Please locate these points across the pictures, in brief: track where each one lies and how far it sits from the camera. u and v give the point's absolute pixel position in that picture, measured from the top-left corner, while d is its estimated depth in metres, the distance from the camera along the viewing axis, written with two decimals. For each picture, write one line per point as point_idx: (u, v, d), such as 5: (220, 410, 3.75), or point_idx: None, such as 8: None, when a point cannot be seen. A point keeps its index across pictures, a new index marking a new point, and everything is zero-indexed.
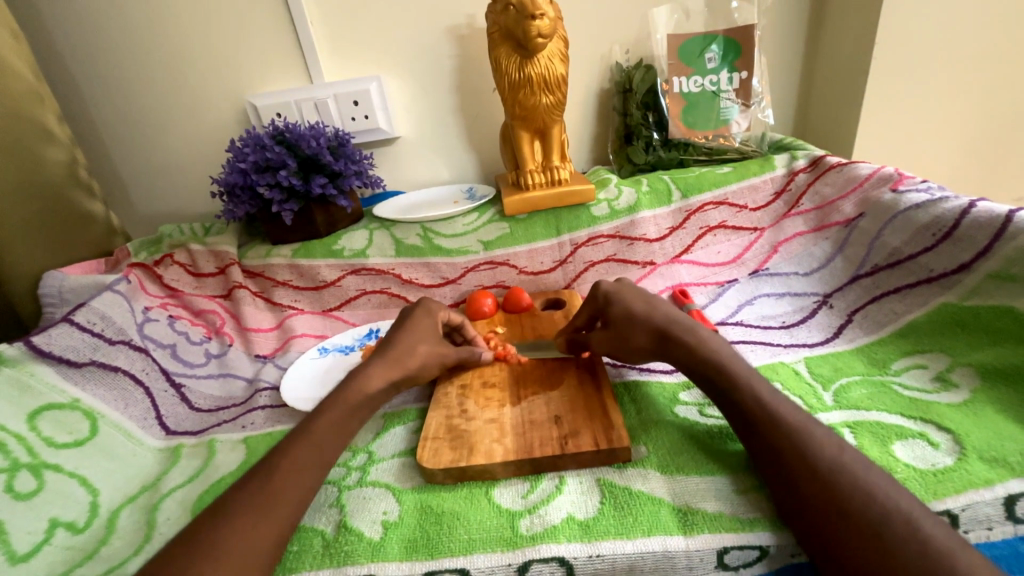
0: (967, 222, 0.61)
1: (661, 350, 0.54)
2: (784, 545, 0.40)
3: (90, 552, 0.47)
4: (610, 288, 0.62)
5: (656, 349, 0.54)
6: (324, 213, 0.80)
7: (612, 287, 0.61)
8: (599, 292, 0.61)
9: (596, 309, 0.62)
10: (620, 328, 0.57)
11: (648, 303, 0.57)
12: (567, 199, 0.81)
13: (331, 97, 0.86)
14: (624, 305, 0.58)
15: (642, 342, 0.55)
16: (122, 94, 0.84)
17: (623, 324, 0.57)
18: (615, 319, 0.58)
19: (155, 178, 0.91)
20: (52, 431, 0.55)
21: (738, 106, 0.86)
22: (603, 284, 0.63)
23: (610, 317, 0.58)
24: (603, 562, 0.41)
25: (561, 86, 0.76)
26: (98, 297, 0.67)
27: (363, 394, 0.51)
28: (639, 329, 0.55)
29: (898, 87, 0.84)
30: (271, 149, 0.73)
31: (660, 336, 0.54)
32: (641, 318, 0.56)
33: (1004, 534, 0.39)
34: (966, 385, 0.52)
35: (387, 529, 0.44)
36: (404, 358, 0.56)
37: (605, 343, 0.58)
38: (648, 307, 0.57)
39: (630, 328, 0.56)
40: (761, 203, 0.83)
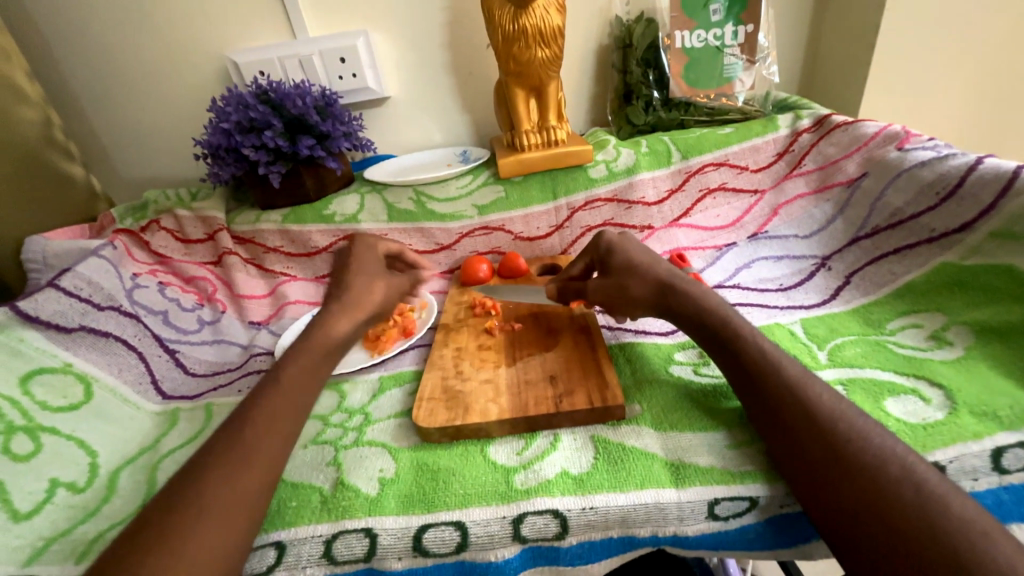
0: (972, 179, 0.60)
1: (661, 301, 0.53)
2: (774, 496, 0.41)
3: (92, 510, 0.48)
4: (614, 238, 0.60)
5: (655, 300, 0.53)
6: (313, 176, 0.78)
7: (615, 238, 0.60)
8: (602, 242, 0.60)
9: (595, 260, 0.61)
10: (620, 277, 0.56)
11: (647, 262, 0.56)
12: (564, 160, 0.78)
13: (316, 53, 0.81)
14: (626, 255, 0.57)
15: (641, 292, 0.54)
16: (95, 51, 0.80)
17: (623, 271, 0.56)
18: (615, 268, 0.57)
19: (136, 142, 0.87)
20: (45, 395, 0.55)
21: (743, 62, 0.83)
22: (606, 234, 0.61)
23: (611, 266, 0.58)
24: (596, 514, 0.41)
25: (557, 39, 0.72)
26: (84, 262, 0.65)
27: None
28: (640, 279, 0.54)
29: (910, 40, 0.81)
30: (255, 108, 0.70)
31: (662, 288, 0.53)
32: (642, 269, 0.55)
33: (989, 484, 0.40)
34: (960, 342, 0.52)
35: (383, 485, 0.45)
36: None
37: (602, 291, 0.56)
38: (651, 261, 0.56)
39: (630, 278, 0.55)
40: (762, 163, 0.81)
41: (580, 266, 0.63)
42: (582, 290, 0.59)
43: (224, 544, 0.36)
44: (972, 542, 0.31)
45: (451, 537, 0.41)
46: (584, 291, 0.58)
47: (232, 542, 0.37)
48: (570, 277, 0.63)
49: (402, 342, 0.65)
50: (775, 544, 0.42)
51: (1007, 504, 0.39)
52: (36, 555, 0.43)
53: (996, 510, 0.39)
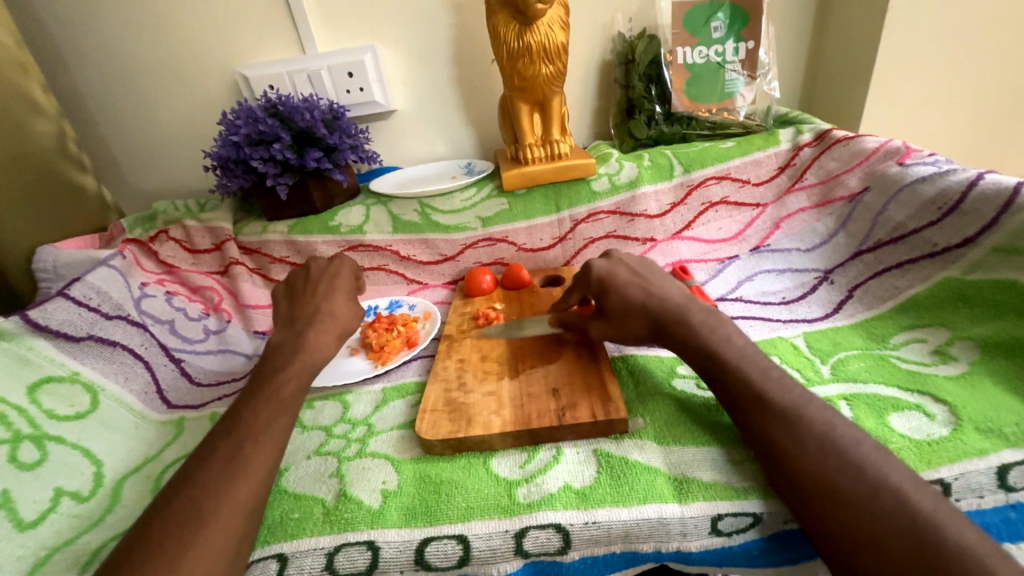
0: (973, 195, 0.60)
1: (657, 337, 0.53)
2: (777, 512, 0.41)
3: (96, 519, 0.48)
4: (603, 272, 0.59)
5: (653, 337, 0.53)
6: (319, 188, 0.79)
7: (605, 270, 0.59)
8: (593, 277, 0.58)
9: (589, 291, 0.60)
10: (617, 318, 0.55)
11: (642, 296, 0.55)
12: (566, 173, 0.79)
13: (324, 68, 0.83)
14: (620, 294, 0.56)
15: (640, 332, 0.54)
16: (110, 65, 0.82)
17: (621, 311, 0.55)
18: (613, 310, 0.56)
19: (147, 153, 0.89)
20: (53, 404, 0.55)
21: (744, 78, 0.84)
22: (597, 267, 0.59)
23: (609, 307, 0.56)
24: (599, 529, 0.41)
25: (561, 55, 0.74)
26: (93, 272, 0.66)
27: None
28: (637, 319, 0.54)
29: (909, 57, 0.82)
30: (264, 121, 0.71)
31: (655, 325, 0.53)
32: (638, 309, 0.54)
33: (995, 502, 0.40)
34: (964, 358, 0.52)
35: (386, 497, 0.45)
36: None
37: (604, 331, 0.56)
38: (647, 296, 0.55)
39: (628, 318, 0.54)
40: (764, 177, 0.81)
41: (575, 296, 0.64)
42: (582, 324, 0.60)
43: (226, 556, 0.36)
44: (975, 561, 0.31)
45: (453, 550, 0.41)
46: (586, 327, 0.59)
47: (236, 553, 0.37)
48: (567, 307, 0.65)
49: (407, 353, 0.65)
50: (779, 561, 0.42)
51: (1015, 523, 0.39)
52: (39, 565, 0.43)
53: (1004, 529, 0.39)
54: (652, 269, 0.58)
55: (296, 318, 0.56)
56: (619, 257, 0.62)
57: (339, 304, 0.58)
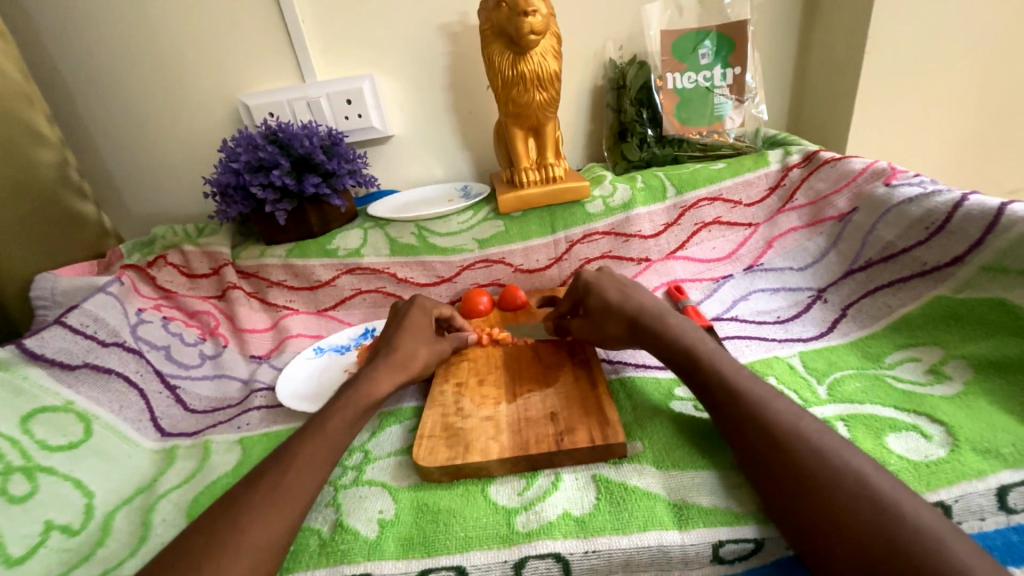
0: (959, 215, 0.62)
1: (633, 336, 0.56)
2: (779, 538, 0.40)
3: (86, 554, 0.47)
4: (590, 277, 0.64)
5: (628, 335, 0.57)
6: (317, 212, 0.80)
7: (591, 277, 0.64)
8: (579, 281, 0.64)
9: (577, 299, 0.65)
10: (597, 317, 0.60)
11: (618, 297, 0.60)
12: (562, 196, 0.81)
13: (324, 96, 0.85)
14: (599, 295, 0.61)
15: (616, 330, 0.58)
16: (113, 95, 0.84)
17: (601, 310, 0.60)
18: (593, 309, 0.61)
19: (147, 180, 0.90)
20: (45, 434, 0.54)
21: (732, 102, 0.86)
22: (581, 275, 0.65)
23: (589, 307, 0.62)
24: (599, 558, 0.41)
25: (554, 82, 0.76)
26: (90, 298, 0.66)
27: (370, 397, 0.51)
28: (614, 317, 0.58)
29: (890, 82, 0.85)
30: (264, 149, 0.72)
31: (632, 324, 0.56)
32: (614, 309, 0.59)
33: (997, 524, 0.39)
34: (959, 376, 0.52)
35: (382, 527, 0.44)
36: (408, 361, 0.57)
37: (585, 330, 0.61)
38: (623, 297, 0.59)
39: (606, 317, 0.59)
40: (755, 198, 0.83)
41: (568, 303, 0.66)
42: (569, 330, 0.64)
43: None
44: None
45: None
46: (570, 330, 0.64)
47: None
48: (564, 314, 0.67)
49: None
50: None
51: (1016, 545, 0.38)
52: None
53: (1003, 552, 0.38)
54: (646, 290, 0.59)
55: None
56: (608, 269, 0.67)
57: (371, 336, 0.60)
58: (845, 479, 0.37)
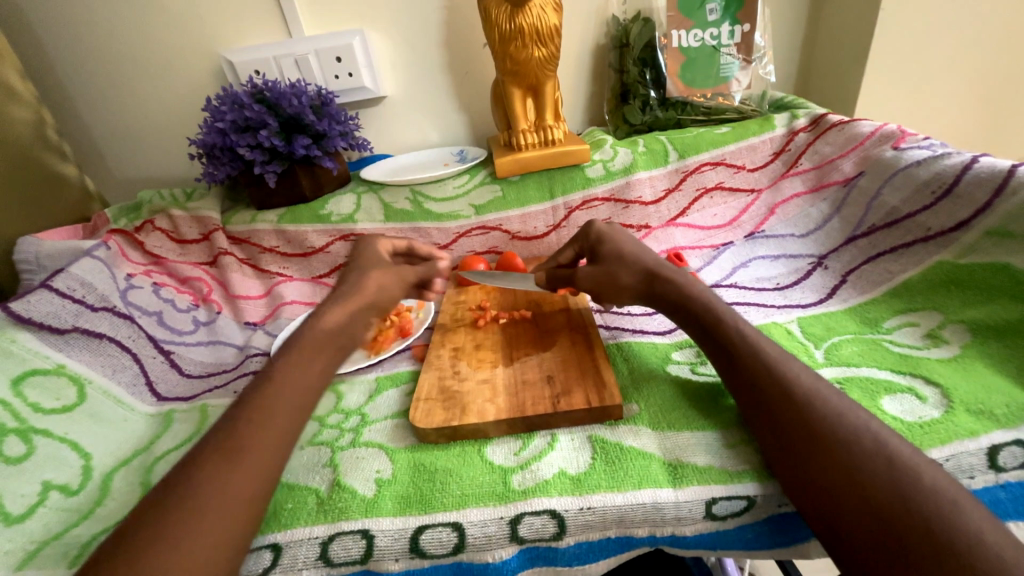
0: (967, 178, 0.60)
1: (647, 286, 0.55)
2: (771, 495, 0.41)
3: (86, 513, 0.47)
4: (602, 228, 0.63)
5: (643, 287, 0.55)
6: (309, 175, 0.77)
7: (605, 228, 0.62)
8: (591, 231, 0.62)
9: (585, 247, 0.64)
10: (609, 266, 0.58)
11: (633, 251, 0.58)
12: (561, 160, 0.78)
13: (312, 53, 0.81)
14: (614, 244, 0.60)
15: (629, 281, 0.56)
16: (89, 50, 0.79)
17: (613, 259, 0.58)
18: (605, 256, 0.59)
19: (131, 141, 0.87)
20: (39, 397, 0.54)
21: (739, 62, 0.82)
22: (596, 224, 0.64)
23: (600, 255, 0.60)
24: (594, 514, 0.41)
25: (554, 38, 0.72)
26: (77, 263, 0.65)
27: None
28: (628, 268, 0.56)
29: (904, 42, 0.81)
30: (250, 107, 0.69)
31: (649, 275, 0.55)
32: (628, 260, 0.57)
33: (986, 482, 0.40)
34: (956, 341, 0.52)
35: (380, 486, 0.45)
36: None
37: (592, 278, 0.58)
38: (640, 250, 0.59)
39: (619, 267, 0.57)
40: (758, 163, 0.81)
41: (571, 253, 0.66)
42: (571, 278, 0.60)
43: None
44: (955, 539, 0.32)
45: (448, 538, 0.41)
46: (573, 278, 0.60)
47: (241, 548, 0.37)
48: (559, 265, 0.66)
49: (400, 342, 0.66)
50: (771, 543, 0.42)
51: (1003, 502, 0.40)
52: (28, 559, 0.42)
53: (992, 508, 0.40)
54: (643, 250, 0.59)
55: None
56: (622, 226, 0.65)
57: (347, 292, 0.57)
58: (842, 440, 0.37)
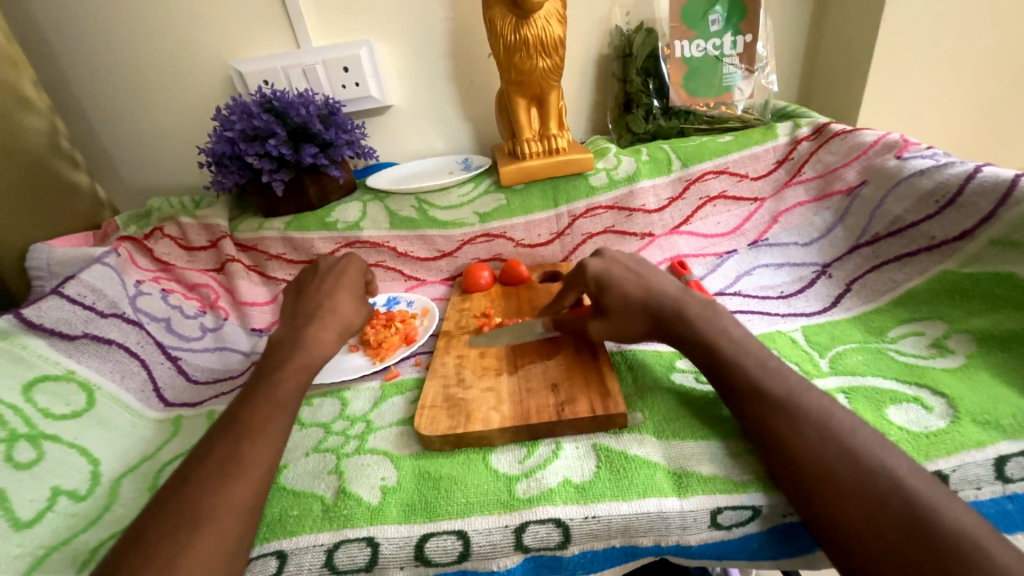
0: (971, 187, 0.60)
1: (659, 331, 0.53)
2: (776, 505, 0.41)
3: (93, 518, 0.48)
4: (599, 271, 0.57)
5: (654, 332, 0.53)
6: (315, 183, 0.78)
7: (600, 269, 0.57)
8: (589, 278, 0.57)
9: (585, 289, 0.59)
10: (617, 318, 0.54)
11: (639, 292, 0.54)
12: (565, 168, 0.79)
13: (320, 63, 0.82)
14: (617, 290, 0.55)
15: (640, 330, 0.54)
16: (102, 61, 0.81)
17: (621, 311, 0.54)
18: (611, 309, 0.55)
19: (141, 150, 0.88)
20: (48, 402, 0.55)
21: (742, 72, 0.83)
22: (592, 265, 0.58)
23: (606, 306, 0.55)
24: (599, 523, 0.41)
25: (558, 49, 0.73)
26: (87, 269, 0.66)
27: None
28: (637, 318, 0.53)
29: (906, 52, 0.82)
30: (259, 117, 0.70)
31: (658, 322, 0.52)
32: (636, 307, 0.53)
33: (993, 493, 0.40)
34: (961, 350, 0.52)
35: (385, 493, 0.45)
36: None
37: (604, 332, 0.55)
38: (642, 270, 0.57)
39: (629, 318, 0.54)
40: (761, 172, 0.81)
41: (573, 295, 0.62)
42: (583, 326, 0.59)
43: None
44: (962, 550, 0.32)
45: (453, 546, 0.41)
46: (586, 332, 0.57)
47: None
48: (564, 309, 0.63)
49: (405, 349, 0.65)
50: (776, 554, 0.42)
51: (1010, 515, 0.39)
52: (36, 564, 0.43)
53: (999, 520, 0.40)
54: (643, 275, 0.56)
55: (310, 310, 0.56)
56: (611, 251, 0.61)
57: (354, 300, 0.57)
58: None
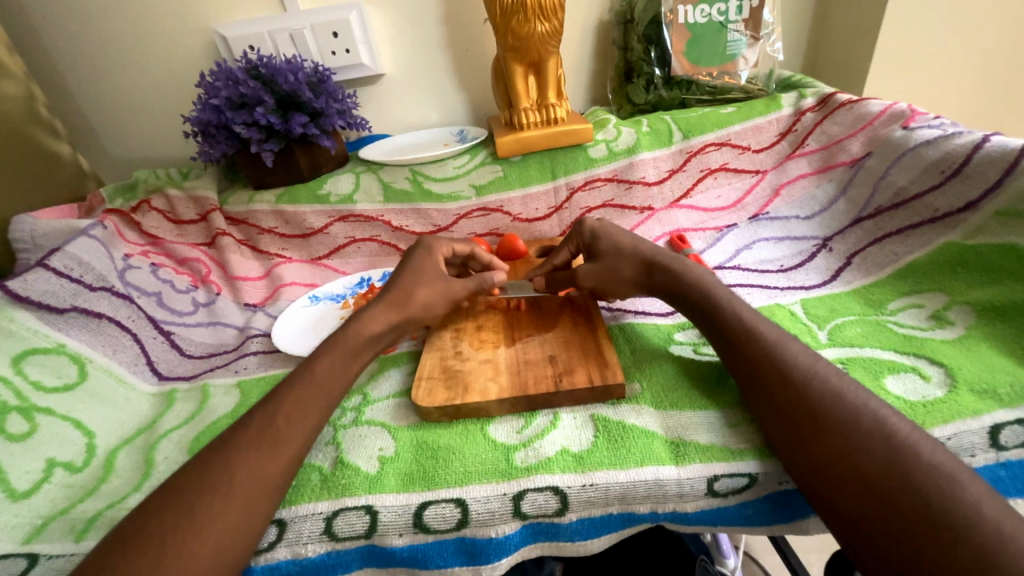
0: (978, 158, 0.59)
1: (643, 286, 0.56)
2: (773, 472, 0.41)
3: (90, 489, 0.47)
4: (595, 224, 0.62)
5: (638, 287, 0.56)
6: (307, 155, 0.76)
7: (597, 224, 0.62)
8: (585, 229, 0.62)
9: (580, 245, 0.62)
10: (610, 261, 0.57)
11: (631, 243, 0.59)
12: (563, 139, 0.77)
13: (307, 27, 0.78)
14: (611, 238, 0.60)
15: (630, 274, 0.56)
16: (76, 22, 0.77)
17: (613, 255, 0.58)
18: (604, 252, 0.59)
19: (124, 120, 0.85)
20: (40, 375, 0.54)
21: (747, 39, 0.80)
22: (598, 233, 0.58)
23: (598, 252, 0.59)
24: (596, 491, 0.42)
25: (557, 12, 0.70)
26: (73, 242, 0.64)
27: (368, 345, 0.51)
28: (628, 261, 0.57)
29: (917, 18, 0.79)
30: (245, 83, 0.67)
31: (647, 266, 0.55)
32: (627, 253, 0.57)
33: (987, 460, 0.40)
34: (961, 322, 0.52)
35: (383, 464, 0.45)
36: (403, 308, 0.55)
37: (595, 275, 0.57)
38: (635, 243, 0.59)
39: (619, 260, 0.57)
40: (764, 144, 0.80)
41: (566, 252, 0.64)
42: (571, 278, 0.59)
43: (233, 533, 0.36)
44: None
45: (452, 513, 0.41)
46: (574, 277, 0.58)
47: (248, 523, 0.37)
48: (555, 267, 0.64)
49: None
50: (771, 519, 0.43)
51: (1003, 480, 0.39)
52: (35, 533, 0.43)
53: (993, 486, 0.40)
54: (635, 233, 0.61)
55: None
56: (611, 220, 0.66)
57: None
58: (846, 421, 0.37)
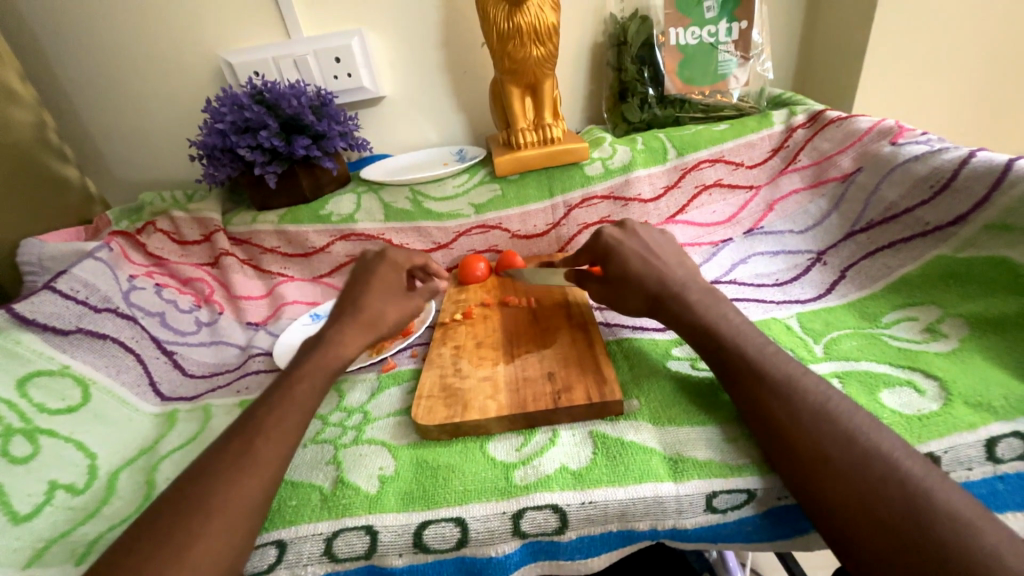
0: (964, 173, 0.60)
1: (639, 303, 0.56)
2: (772, 488, 0.41)
3: (91, 511, 0.48)
4: (610, 239, 0.60)
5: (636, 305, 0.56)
6: (309, 176, 0.77)
7: (614, 239, 0.60)
8: (600, 244, 0.60)
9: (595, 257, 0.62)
10: (617, 285, 0.57)
11: (641, 270, 0.56)
12: (559, 157, 0.78)
13: (310, 53, 0.81)
14: (622, 259, 0.58)
15: (636, 305, 0.56)
16: (86, 52, 0.80)
17: (621, 281, 0.57)
18: (614, 276, 0.57)
19: (130, 144, 0.87)
20: (44, 397, 0.55)
21: (737, 59, 0.83)
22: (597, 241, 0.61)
23: (610, 274, 0.58)
24: (595, 509, 0.42)
25: (552, 36, 0.72)
26: (80, 264, 0.65)
27: None
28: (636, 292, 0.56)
29: (901, 37, 0.81)
30: (249, 108, 0.69)
31: (653, 301, 0.54)
32: (633, 284, 0.56)
33: (984, 474, 0.40)
34: (955, 335, 0.52)
35: (383, 483, 0.45)
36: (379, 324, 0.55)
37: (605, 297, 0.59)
38: (646, 268, 0.56)
39: (628, 289, 0.56)
40: (757, 159, 0.81)
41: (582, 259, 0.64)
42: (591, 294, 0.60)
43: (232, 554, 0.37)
44: (954, 524, 0.33)
45: (451, 533, 0.41)
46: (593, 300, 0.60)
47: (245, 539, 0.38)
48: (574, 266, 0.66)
49: (402, 341, 0.65)
50: (771, 536, 0.43)
51: (1001, 494, 0.39)
52: (36, 557, 0.43)
53: (989, 499, 0.40)
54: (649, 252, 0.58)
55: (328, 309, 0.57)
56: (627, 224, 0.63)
57: (358, 294, 0.57)
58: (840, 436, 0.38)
